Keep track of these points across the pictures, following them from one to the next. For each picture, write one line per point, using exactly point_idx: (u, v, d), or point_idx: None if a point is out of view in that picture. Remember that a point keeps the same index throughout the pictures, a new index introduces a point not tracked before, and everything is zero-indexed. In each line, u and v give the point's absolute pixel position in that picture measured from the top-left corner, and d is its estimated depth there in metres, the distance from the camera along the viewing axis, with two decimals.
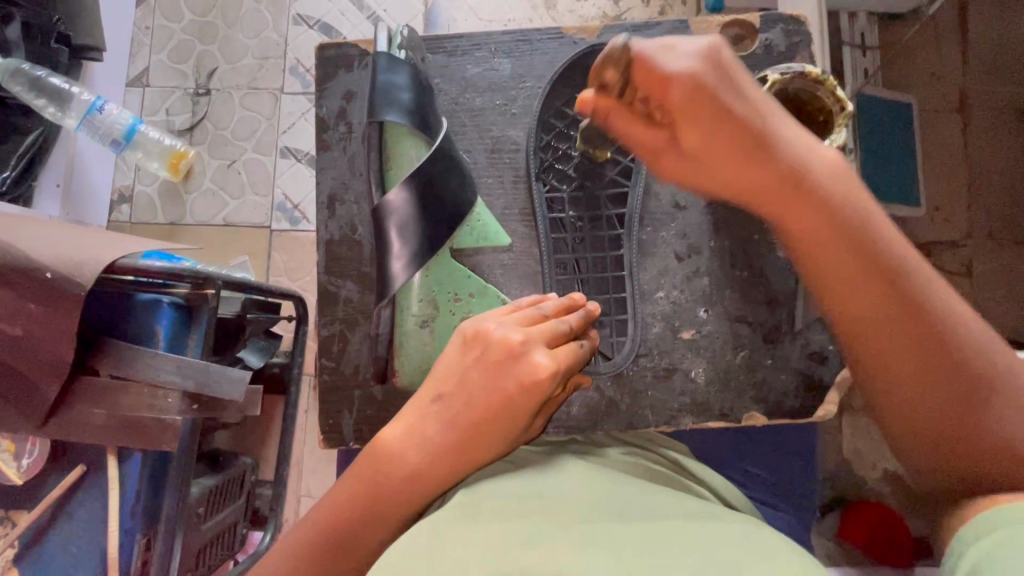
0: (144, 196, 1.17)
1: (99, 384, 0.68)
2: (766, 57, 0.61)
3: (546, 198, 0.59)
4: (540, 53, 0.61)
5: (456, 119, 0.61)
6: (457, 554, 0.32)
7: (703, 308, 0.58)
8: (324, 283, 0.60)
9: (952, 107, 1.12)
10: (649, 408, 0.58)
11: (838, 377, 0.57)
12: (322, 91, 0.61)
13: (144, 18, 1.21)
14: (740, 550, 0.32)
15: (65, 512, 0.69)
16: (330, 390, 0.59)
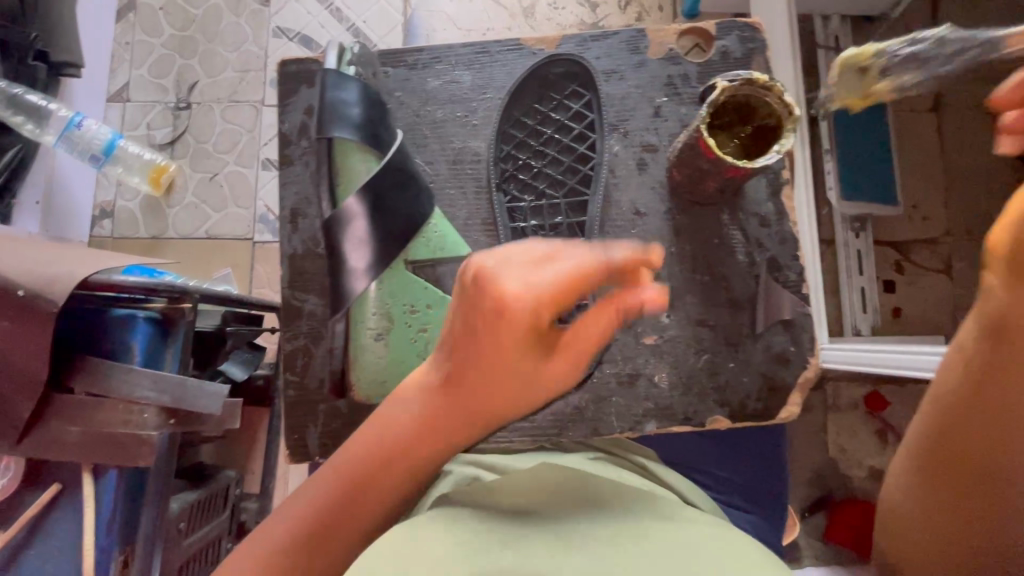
0: (126, 211, 1.17)
1: (74, 401, 0.68)
2: (721, 65, 0.60)
3: (507, 208, 0.59)
4: (500, 64, 0.61)
5: (417, 131, 0.62)
6: (446, 546, 0.35)
7: (665, 313, 0.58)
8: (288, 297, 0.60)
9: (926, 107, 1.13)
10: (614, 415, 0.58)
11: (799, 378, 0.58)
12: (285, 105, 0.61)
13: (124, 33, 1.22)
14: (706, 547, 0.37)
15: (41, 531, 0.69)
16: (296, 403, 0.59)
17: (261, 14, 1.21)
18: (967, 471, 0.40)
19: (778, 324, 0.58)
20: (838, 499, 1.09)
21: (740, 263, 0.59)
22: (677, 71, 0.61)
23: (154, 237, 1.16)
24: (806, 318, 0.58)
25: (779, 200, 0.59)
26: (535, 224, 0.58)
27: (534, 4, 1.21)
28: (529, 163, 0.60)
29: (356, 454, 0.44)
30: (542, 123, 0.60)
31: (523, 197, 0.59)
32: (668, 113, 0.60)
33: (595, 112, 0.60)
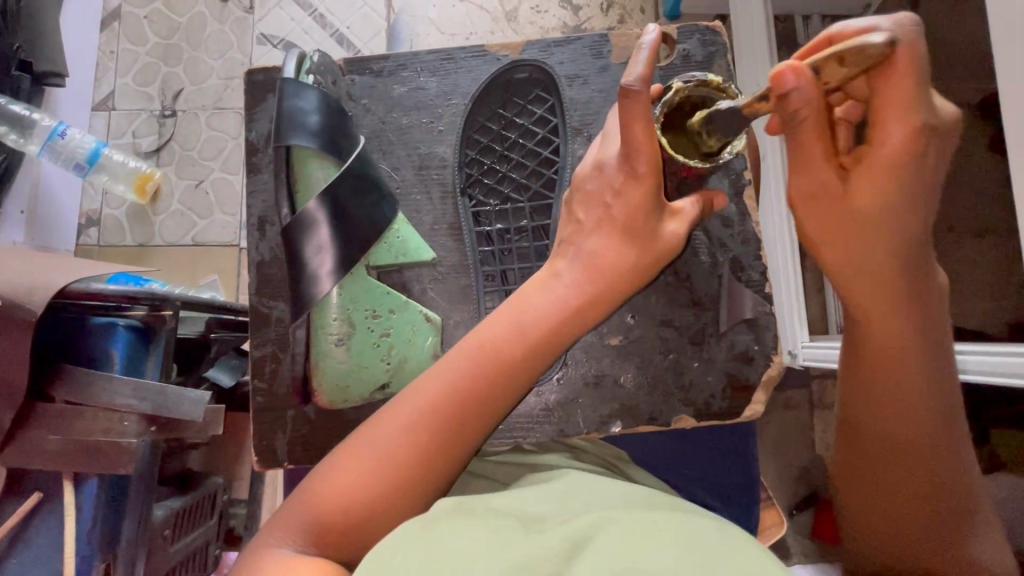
0: (112, 219, 1.17)
1: (54, 410, 0.68)
2: (683, 68, 0.62)
3: (472, 212, 0.60)
4: (464, 71, 0.62)
5: (383, 137, 0.62)
6: (461, 545, 0.36)
7: (629, 313, 0.59)
8: (256, 304, 0.60)
9: None
10: (580, 415, 0.58)
11: (764, 376, 0.58)
12: (252, 115, 0.61)
13: (109, 42, 1.22)
14: (705, 537, 0.38)
15: (22, 541, 0.69)
16: (264, 409, 0.59)
17: (245, 21, 1.22)
18: (882, 455, 0.48)
19: (741, 323, 0.59)
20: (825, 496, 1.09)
21: (703, 263, 0.59)
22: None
23: (140, 245, 1.16)
24: (768, 316, 0.59)
25: (740, 201, 0.60)
26: (501, 227, 0.60)
27: (517, 7, 1.21)
28: (494, 168, 0.61)
29: (418, 425, 0.44)
30: (506, 128, 0.61)
31: (488, 202, 0.60)
32: None
33: (559, 116, 0.61)
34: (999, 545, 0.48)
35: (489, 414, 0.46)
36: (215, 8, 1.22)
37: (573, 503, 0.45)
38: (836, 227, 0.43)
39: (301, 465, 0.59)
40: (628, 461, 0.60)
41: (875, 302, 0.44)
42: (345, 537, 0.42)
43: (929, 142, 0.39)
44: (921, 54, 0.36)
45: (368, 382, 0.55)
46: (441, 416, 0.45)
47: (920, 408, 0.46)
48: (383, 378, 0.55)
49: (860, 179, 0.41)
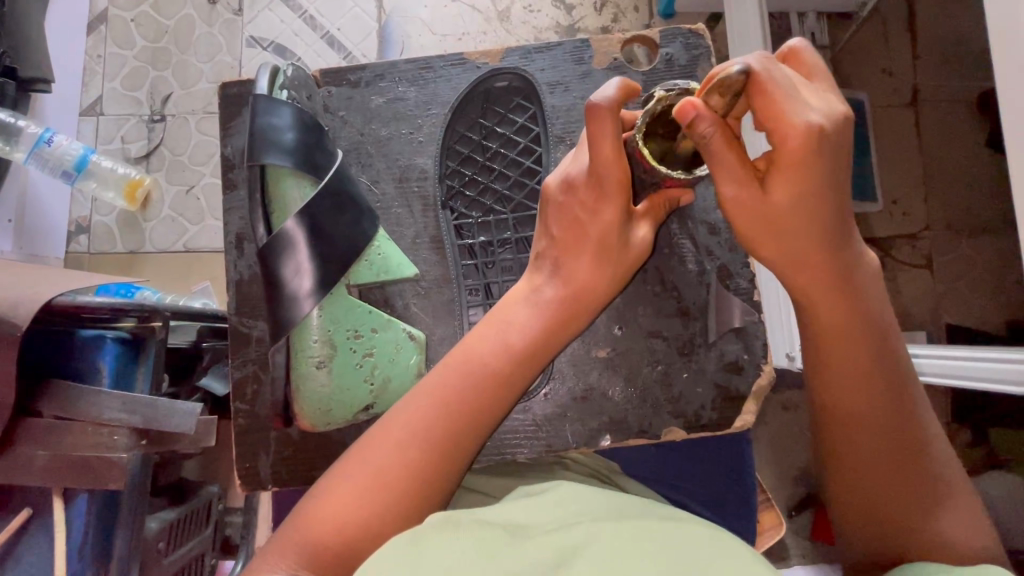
0: (102, 226, 1.15)
1: (42, 425, 0.67)
2: (667, 72, 0.61)
3: (454, 225, 0.59)
4: (443, 80, 0.61)
5: (363, 149, 0.61)
6: (450, 559, 0.35)
7: (617, 325, 0.58)
8: (236, 324, 0.59)
9: (905, 102, 1.10)
10: (568, 430, 0.57)
11: (754, 386, 0.58)
12: (227, 129, 0.60)
13: (96, 46, 1.20)
14: (700, 544, 0.38)
15: (13, 558, 0.68)
16: (246, 431, 0.59)
17: (235, 23, 1.20)
18: (852, 449, 0.48)
19: (730, 332, 0.58)
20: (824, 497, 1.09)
21: (691, 272, 0.59)
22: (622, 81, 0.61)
23: (131, 252, 1.15)
24: (757, 324, 0.58)
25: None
26: (484, 240, 0.59)
27: (510, 7, 1.20)
28: (475, 179, 0.60)
29: (405, 441, 0.44)
30: (487, 138, 0.60)
31: (470, 214, 0.59)
32: None
33: (540, 125, 0.60)
34: (977, 511, 0.46)
35: (475, 425, 0.45)
36: (203, 10, 1.21)
37: (566, 509, 0.44)
38: (763, 232, 0.44)
39: (285, 486, 0.58)
40: (620, 473, 0.59)
41: (819, 279, 0.45)
42: (343, 563, 0.41)
43: (823, 141, 0.40)
44: (781, 77, 0.40)
45: (352, 404, 0.53)
46: (430, 433, 0.44)
47: (871, 380, 0.46)
48: (367, 399, 0.54)
49: (778, 182, 0.42)
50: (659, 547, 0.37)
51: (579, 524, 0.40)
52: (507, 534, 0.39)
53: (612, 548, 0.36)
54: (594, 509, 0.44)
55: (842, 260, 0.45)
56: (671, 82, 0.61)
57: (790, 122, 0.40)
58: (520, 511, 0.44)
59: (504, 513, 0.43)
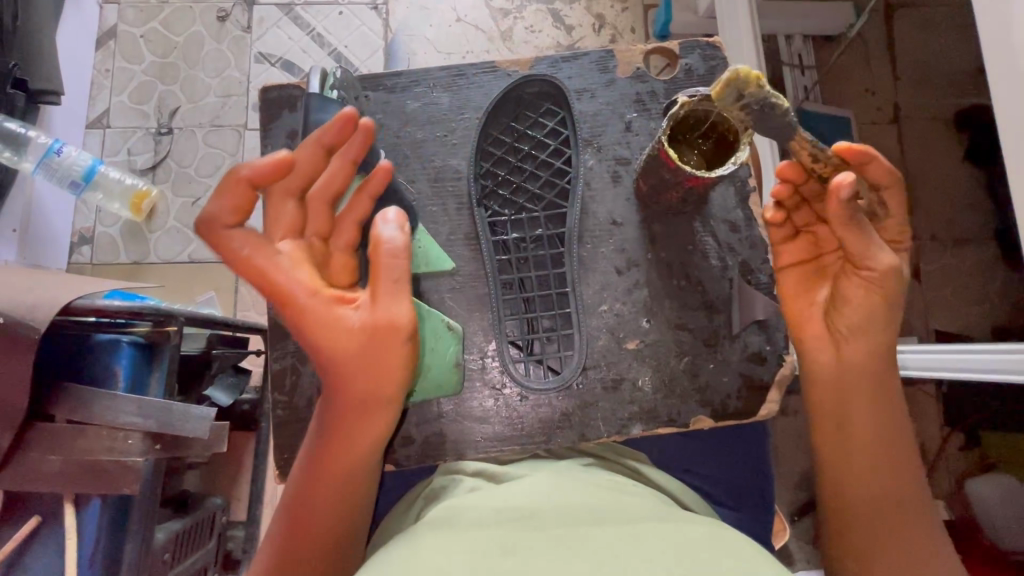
0: (106, 237, 1.15)
1: (54, 429, 0.66)
2: (687, 81, 0.64)
3: (488, 222, 0.61)
4: (476, 87, 0.64)
5: (400, 152, 0.64)
6: (438, 559, 0.38)
7: (644, 318, 0.60)
8: (275, 316, 0.61)
9: (888, 119, 1.18)
10: (600, 419, 0.59)
11: (777, 375, 0.60)
12: (267, 129, 0.63)
13: (104, 61, 1.22)
14: (704, 548, 0.39)
15: (20, 567, 0.66)
16: (284, 422, 0.60)
17: (243, 40, 1.23)
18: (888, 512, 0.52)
19: (753, 324, 0.60)
20: None
21: (715, 268, 0.61)
22: (645, 88, 0.64)
23: (136, 262, 1.15)
24: (779, 316, 0.60)
25: (747, 207, 0.62)
26: (517, 237, 0.61)
27: (512, 28, 1.25)
28: (508, 179, 0.62)
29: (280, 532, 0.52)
30: (519, 140, 0.62)
31: (503, 212, 0.61)
32: (639, 128, 0.63)
33: (570, 129, 0.63)
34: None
35: (311, 510, 0.51)
36: (211, 28, 1.23)
37: (571, 504, 0.45)
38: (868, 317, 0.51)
39: None
40: (645, 462, 0.60)
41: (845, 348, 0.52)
42: None
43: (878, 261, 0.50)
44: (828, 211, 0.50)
45: None
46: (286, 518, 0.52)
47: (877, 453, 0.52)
48: None
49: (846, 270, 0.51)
50: (652, 551, 0.38)
51: (580, 526, 0.41)
52: (510, 528, 0.41)
53: (625, 550, 0.38)
54: (598, 507, 0.45)
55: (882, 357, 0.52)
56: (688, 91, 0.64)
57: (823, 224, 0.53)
58: (532, 503, 0.45)
59: (512, 508, 0.45)
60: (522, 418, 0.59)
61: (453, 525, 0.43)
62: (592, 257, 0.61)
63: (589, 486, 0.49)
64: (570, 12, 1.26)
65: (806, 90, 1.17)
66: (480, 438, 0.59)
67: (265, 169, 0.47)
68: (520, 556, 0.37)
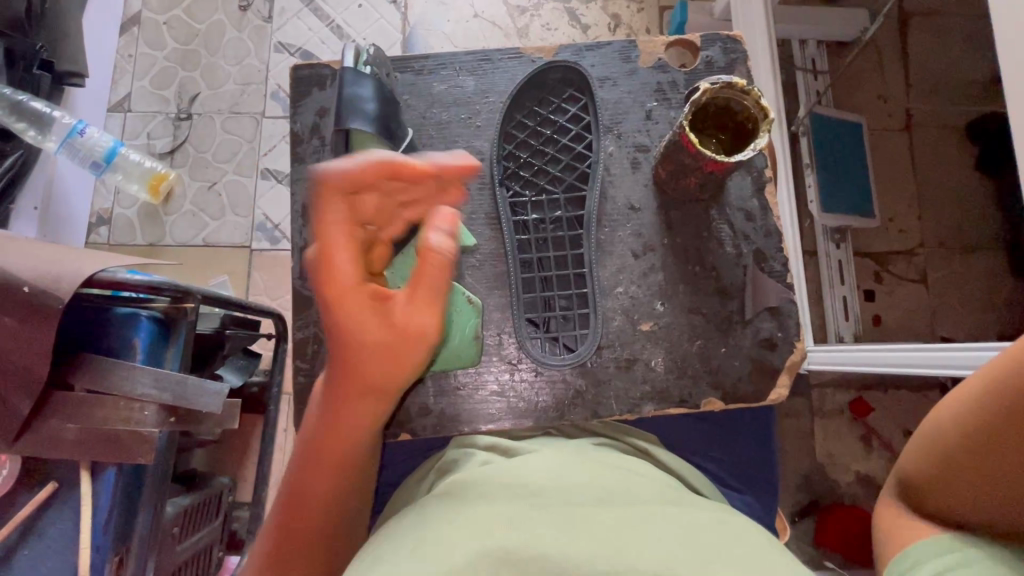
0: (123, 218, 1.17)
1: (72, 399, 0.68)
2: (706, 72, 0.65)
3: (509, 202, 0.63)
4: (501, 72, 0.65)
5: (424, 132, 0.65)
6: (448, 534, 0.38)
7: (659, 301, 0.61)
8: (298, 287, 0.64)
9: (898, 127, 1.19)
10: (613, 398, 0.60)
11: (788, 360, 0.61)
12: (297, 106, 0.66)
13: (127, 46, 1.24)
14: (714, 539, 0.39)
15: (35, 531, 0.69)
16: (305, 388, 0.64)
17: (263, 29, 1.25)
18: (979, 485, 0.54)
19: (766, 310, 0.61)
20: (827, 503, 1.10)
21: (729, 255, 0.62)
22: (665, 78, 0.65)
23: (151, 244, 1.17)
24: (790, 303, 0.61)
25: (763, 196, 0.63)
26: (536, 218, 0.62)
27: (529, 25, 1.26)
28: (530, 161, 0.63)
29: (278, 506, 0.52)
30: (541, 125, 0.64)
31: (524, 193, 0.63)
32: (659, 117, 0.64)
33: (592, 115, 0.64)
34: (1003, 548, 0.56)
35: (310, 486, 0.51)
36: (233, 16, 1.26)
37: (584, 484, 0.45)
38: None
39: None
40: (659, 447, 0.61)
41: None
42: None
43: None
44: None
45: None
46: (285, 493, 0.52)
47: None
48: None
49: None
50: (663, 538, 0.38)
51: (592, 509, 0.41)
52: (520, 505, 0.41)
53: (636, 538, 0.37)
54: (608, 488, 0.45)
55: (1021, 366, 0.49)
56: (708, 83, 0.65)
57: None
58: (543, 478, 0.45)
59: (524, 482, 0.45)
60: (536, 396, 0.60)
61: (465, 498, 0.43)
62: (610, 240, 0.63)
63: (601, 466, 0.49)
64: (586, 11, 1.27)
65: (819, 94, 1.17)
66: (494, 411, 0.60)
67: (370, 169, 0.47)
68: (527, 535, 0.37)
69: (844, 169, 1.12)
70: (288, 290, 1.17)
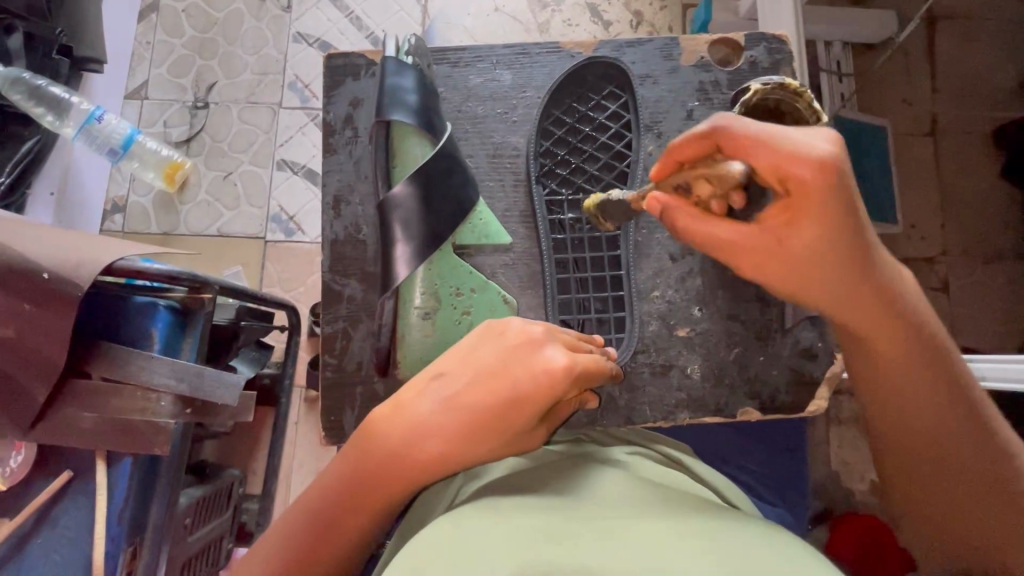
0: (138, 206, 1.17)
1: (90, 387, 0.67)
2: (750, 73, 0.66)
3: (546, 200, 0.63)
4: (539, 66, 0.66)
5: (459, 125, 0.66)
6: (481, 545, 0.33)
7: (697, 307, 0.63)
8: (330, 280, 0.65)
9: (924, 131, 1.16)
10: (647, 404, 0.62)
11: (826, 372, 0.62)
12: (330, 97, 0.67)
13: (145, 33, 1.23)
14: (784, 551, 0.34)
15: (50, 519, 0.69)
16: (333, 384, 0.64)
17: (282, 19, 1.24)
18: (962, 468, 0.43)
19: (806, 320, 0.62)
20: (840, 512, 1.09)
21: None
22: (709, 77, 0.66)
23: (166, 233, 1.16)
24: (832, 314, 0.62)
25: None
26: (573, 217, 0.63)
27: (550, 20, 1.25)
28: (567, 159, 0.64)
29: (299, 526, 0.43)
30: (580, 122, 0.65)
31: (561, 191, 0.63)
32: (699, 116, 0.65)
33: (631, 112, 0.65)
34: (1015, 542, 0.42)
35: (336, 517, 0.42)
36: (252, 5, 1.24)
37: (628, 499, 0.40)
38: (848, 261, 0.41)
39: None
40: (695, 459, 0.57)
41: (801, 287, 0.43)
42: None
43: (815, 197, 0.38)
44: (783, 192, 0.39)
45: None
46: (318, 516, 0.43)
47: (940, 363, 0.44)
48: None
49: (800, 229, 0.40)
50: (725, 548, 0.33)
51: (634, 517, 0.36)
52: (553, 517, 0.36)
53: (696, 544, 0.33)
54: (647, 499, 0.40)
55: (873, 293, 0.42)
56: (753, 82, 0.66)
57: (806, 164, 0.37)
58: (582, 495, 0.40)
59: (562, 499, 0.40)
60: None
61: (494, 511, 0.37)
62: (648, 244, 0.64)
63: (643, 483, 0.44)
64: (608, 7, 1.26)
65: (844, 97, 1.15)
66: None
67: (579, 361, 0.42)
68: (567, 546, 0.32)
69: (868, 173, 1.10)
70: (304, 283, 1.16)
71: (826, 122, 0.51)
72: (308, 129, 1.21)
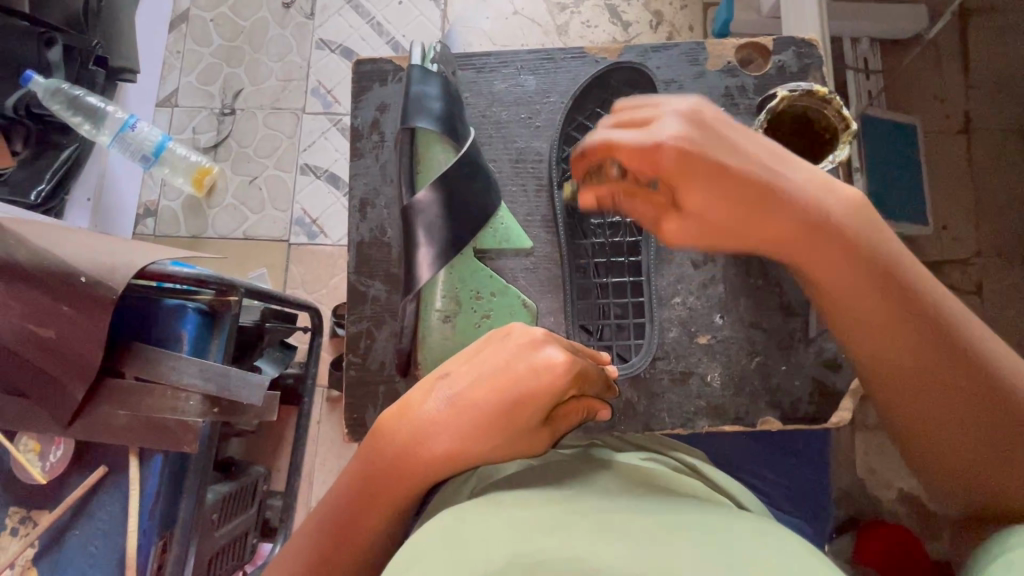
0: (168, 210, 1.21)
1: (123, 386, 0.70)
2: (778, 77, 0.66)
3: (567, 206, 0.64)
4: (564, 71, 0.67)
5: (483, 130, 0.67)
6: (474, 536, 0.31)
7: (719, 314, 0.63)
8: (355, 282, 0.66)
9: (956, 128, 1.13)
10: (666, 411, 0.62)
11: (852, 385, 0.61)
12: (359, 103, 0.69)
13: (176, 42, 1.28)
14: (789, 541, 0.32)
15: (86, 511, 0.72)
16: (357, 383, 0.65)
17: (305, 26, 1.27)
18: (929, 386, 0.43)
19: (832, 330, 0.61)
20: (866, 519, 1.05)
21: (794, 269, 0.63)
22: (735, 82, 0.66)
23: (194, 236, 1.20)
24: None
25: None
26: (594, 223, 0.64)
27: (568, 22, 1.25)
28: None
29: (321, 522, 0.44)
30: None
31: None
32: None
33: None
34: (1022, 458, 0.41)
35: (353, 518, 0.43)
36: (277, 13, 1.27)
37: (629, 494, 0.38)
38: (753, 205, 0.43)
39: None
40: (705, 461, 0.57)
41: (716, 233, 0.45)
42: None
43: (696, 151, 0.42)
44: (713, 131, 0.43)
45: None
46: (339, 512, 0.44)
47: (890, 280, 0.43)
48: None
49: (680, 219, 0.45)
50: (726, 537, 0.31)
51: (635, 509, 0.35)
52: (552, 510, 0.34)
53: (693, 535, 0.31)
54: (652, 497, 0.38)
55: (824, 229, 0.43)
56: (781, 87, 0.65)
57: (658, 140, 0.42)
58: (580, 488, 0.39)
59: (561, 490, 0.38)
60: None
61: (491, 500, 0.36)
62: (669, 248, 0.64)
63: (647, 482, 0.42)
64: (627, 8, 1.25)
65: (870, 95, 1.12)
66: None
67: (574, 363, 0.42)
68: (560, 538, 0.30)
69: (896, 171, 1.07)
70: (327, 284, 1.18)
71: (855, 130, 0.55)
72: (331, 133, 1.23)
